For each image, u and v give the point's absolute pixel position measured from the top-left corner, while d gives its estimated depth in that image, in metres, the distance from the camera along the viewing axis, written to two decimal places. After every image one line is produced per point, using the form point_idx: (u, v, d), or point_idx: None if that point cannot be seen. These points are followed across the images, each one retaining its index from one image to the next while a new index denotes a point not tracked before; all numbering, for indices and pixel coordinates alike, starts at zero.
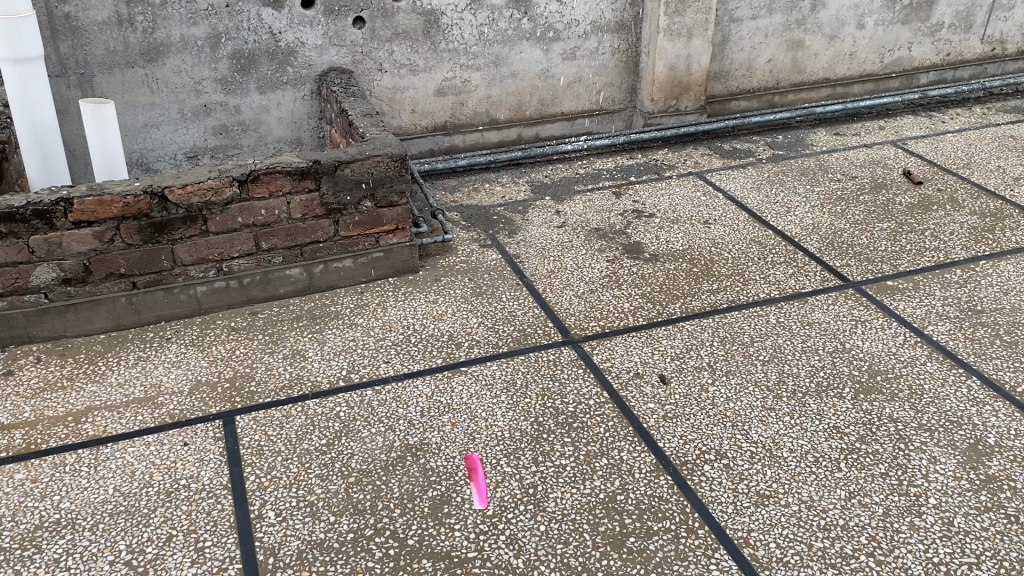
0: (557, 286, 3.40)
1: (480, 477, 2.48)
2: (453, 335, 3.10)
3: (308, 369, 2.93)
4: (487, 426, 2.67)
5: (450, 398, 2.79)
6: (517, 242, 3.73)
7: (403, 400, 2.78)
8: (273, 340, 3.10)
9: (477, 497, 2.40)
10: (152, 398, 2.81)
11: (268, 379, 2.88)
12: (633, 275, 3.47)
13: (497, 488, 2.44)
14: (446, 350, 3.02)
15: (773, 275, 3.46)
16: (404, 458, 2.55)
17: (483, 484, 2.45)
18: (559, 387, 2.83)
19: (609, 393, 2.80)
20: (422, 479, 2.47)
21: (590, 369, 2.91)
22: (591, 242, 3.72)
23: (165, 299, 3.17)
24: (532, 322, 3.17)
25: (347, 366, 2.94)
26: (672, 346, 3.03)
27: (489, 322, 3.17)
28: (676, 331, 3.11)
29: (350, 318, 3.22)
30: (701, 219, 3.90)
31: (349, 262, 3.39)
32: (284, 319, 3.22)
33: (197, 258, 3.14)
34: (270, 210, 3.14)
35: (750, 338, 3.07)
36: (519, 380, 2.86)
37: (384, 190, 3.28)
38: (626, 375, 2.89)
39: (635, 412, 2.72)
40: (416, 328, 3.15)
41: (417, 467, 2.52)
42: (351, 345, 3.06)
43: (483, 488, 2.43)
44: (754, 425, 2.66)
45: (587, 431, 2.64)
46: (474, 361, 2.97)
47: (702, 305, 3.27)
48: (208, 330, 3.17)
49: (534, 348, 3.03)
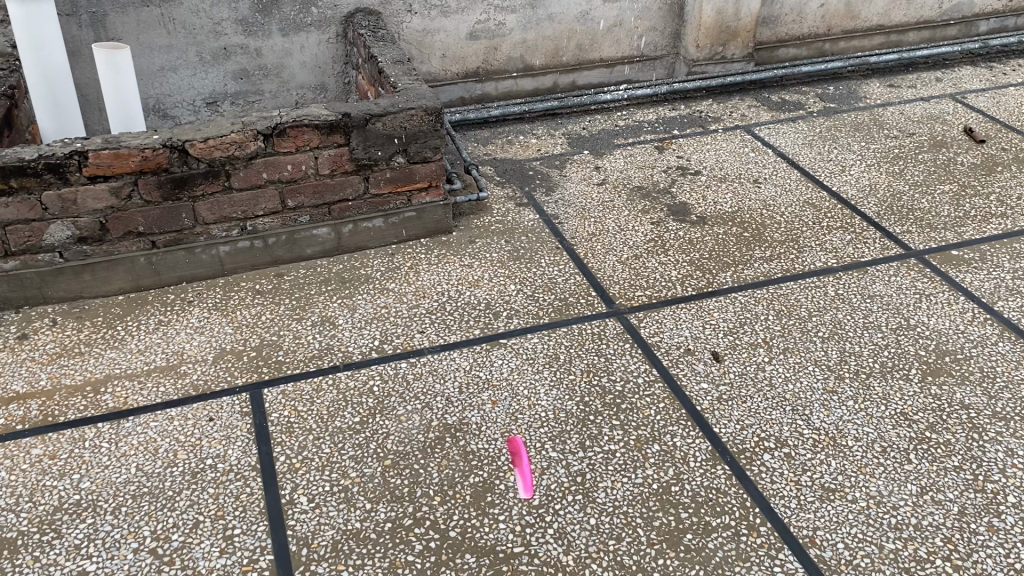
0: (599, 251, 3.19)
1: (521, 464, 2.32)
2: (491, 304, 2.92)
3: (338, 339, 2.76)
4: (530, 406, 2.50)
5: (491, 374, 2.62)
6: (555, 201, 3.51)
7: (439, 374, 2.62)
8: (301, 305, 2.91)
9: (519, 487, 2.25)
10: (175, 367, 2.66)
11: (297, 349, 2.72)
12: (680, 239, 3.26)
13: (544, 477, 2.28)
14: (484, 321, 2.84)
15: (829, 242, 3.25)
16: (443, 441, 2.39)
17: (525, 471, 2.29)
18: (605, 363, 2.66)
19: (660, 371, 2.63)
20: (464, 464, 2.32)
21: (638, 344, 2.73)
22: (633, 202, 3.50)
23: (186, 259, 3.00)
24: (574, 290, 2.98)
25: (379, 335, 2.77)
26: (725, 319, 2.84)
27: (528, 291, 2.98)
28: (727, 302, 2.92)
29: (381, 281, 3.03)
30: (750, 178, 3.67)
31: (379, 222, 3.18)
32: (312, 282, 3.03)
33: (219, 216, 2.95)
34: (296, 165, 2.94)
35: (808, 312, 2.88)
36: (562, 356, 2.69)
37: (417, 145, 3.06)
38: (676, 350, 2.71)
39: (687, 393, 2.55)
40: (450, 294, 2.96)
41: (458, 451, 2.36)
42: (383, 312, 2.88)
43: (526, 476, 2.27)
44: (816, 411, 2.49)
45: (636, 413, 2.48)
46: (513, 332, 2.79)
47: (756, 275, 3.06)
48: (231, 293, 2.99)
49: (578, 319, 2.85)
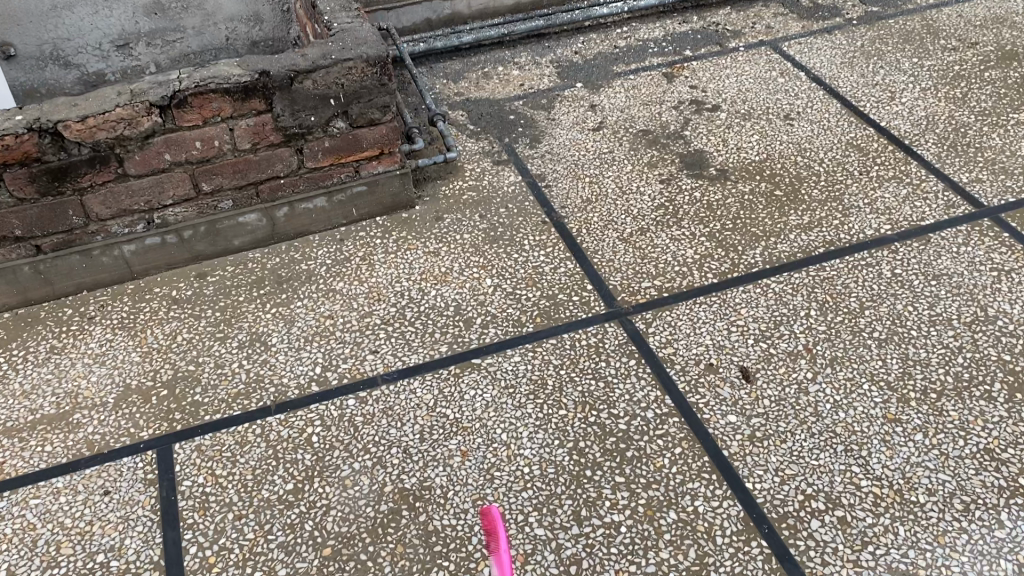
0: (597, 224, 2.58)
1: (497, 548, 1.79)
2: (462, 307, 2.34)
3: (269, 368, 2.21)
4: (510, 458, 1.98)
5: (461, 415, 2.08)
6: (542, 155, 2.88)
7: (396, 416, 2.08)
8: (226, 319, 2.34)
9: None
10: (66, 416, 2.12)
11: (219, 385, 2.17)
12: (696, 203, 2.64)
13: (529, 572, 1.76)
14: (452, 333, 2.27)
15: (879, 199, 2.62)
16: (399, 520, 1.87)
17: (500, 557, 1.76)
18: (605, 390, 2.11)
19: (674, 400, 2.08)
20: (425, 553, 1.81)
21: (646, 360, 2.17)
22: (637, 152, 2.86)
23: (83, 264, 2.41)
24: (564, 283, 2.39)
25: (322, 360, 2.22)
26: (755, 319, 2.27)
27: (508, 287, 2.39)
28: (756, 294, 2.34)
29: (326, 280, 2.44)
30: (780, 113, 3.01)
31: (321, 202, 2.57)
32: (241, 285, 2.45)
33: (117, 209, 2.34)
34: (207, 141, 2.31)
35: (859, 303, 2.30)
36: (550, 383, 2.14)
37: (360, 105, 2.40)
38: (695, 368, 2.15)
39: (710, 432, 2.01)
40: (412, 295, 2.39)
41: (417, 535, 1.85)
42: (327, 325, 2.31)
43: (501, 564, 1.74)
44: (875, 452, 1.95)
45: (645, 465, 1.95)
46: (490, 349, 2.23)
47: (792, 252, 2.46)
48: (142, 304, 2.42)
49: (570, 325, 2.28)
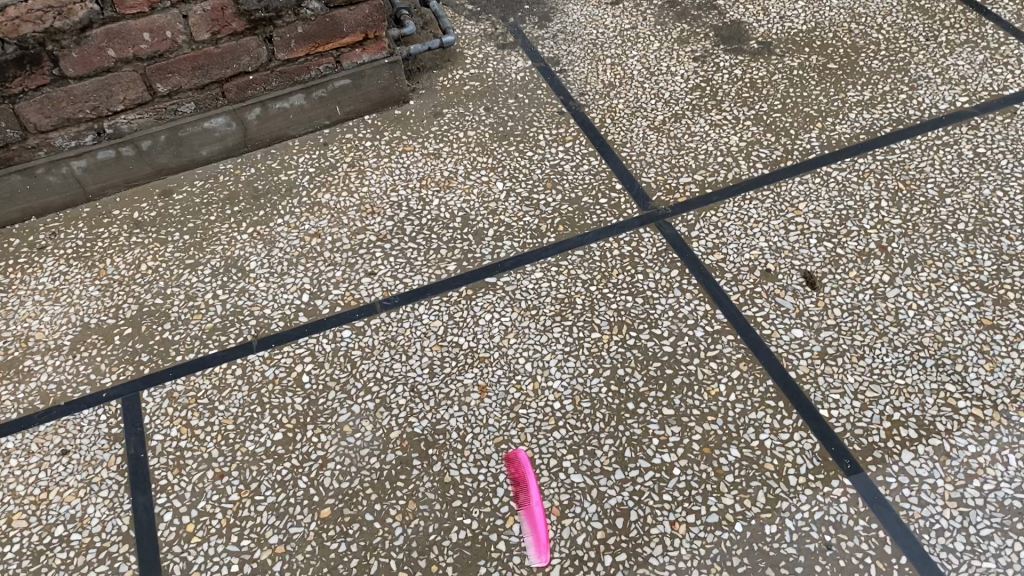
0: (622, 112, 2.21)
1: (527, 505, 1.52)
2: (471, 216, 2.00)
3: (249, 298, 1.88)
4: (537, 393, 1.68)
5: (475, 344, 1.76)
6: (553, 35, 2.48)
7: (400, 349, 1.77)
8: (197, 243, 2.01)
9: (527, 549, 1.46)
10: (14, 363, 1.81)
11: (191, 321, 1.86)
12: (737, 81, 2.27)
13: (566, 530, 1.48)
14: (461, 247, 1.94)
15: (952, 67, 2.24)
16: (409, 472, 1.58)
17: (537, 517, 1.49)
18: (644, 307, 1.79)
19: (727, 315, 1.76)
20: (442, 511, 1.52)
21: (691, 269, 1.85)
22: (664, 26, 2.46)
23: (25, 185, 2.03)
24: (588, 182, 2.04)
25: (311, 285, 1.90)
26: (816, 215, 1.92)
27: (522, 190, 2.04)
28: (815, 184, 1.99)
29: (310, 192, 2.09)
30: None
31: (299, 100, 2.18)
32: (212, 202, 2.10)
33: (58, 118, 1.97)
34: (156, 32, 1.90)
35: (938, 191, 1.95)
36: (579, 301, 1.82)
37: None
38: (749, 276, 1.82)
39: (773, 351, 1.69)
40: (411, 204, 2.04)
41: (432, 489, 1.56)
42: (315, 244, 1.98)
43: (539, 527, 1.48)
44: (972, 367, 1.64)
45: (698, 394, 1.64)
46: (507, 264, 1.90)
47: (853, 133, 2.10)
48: (99, 230, 2.07)
49: (599, 231, 1.94)
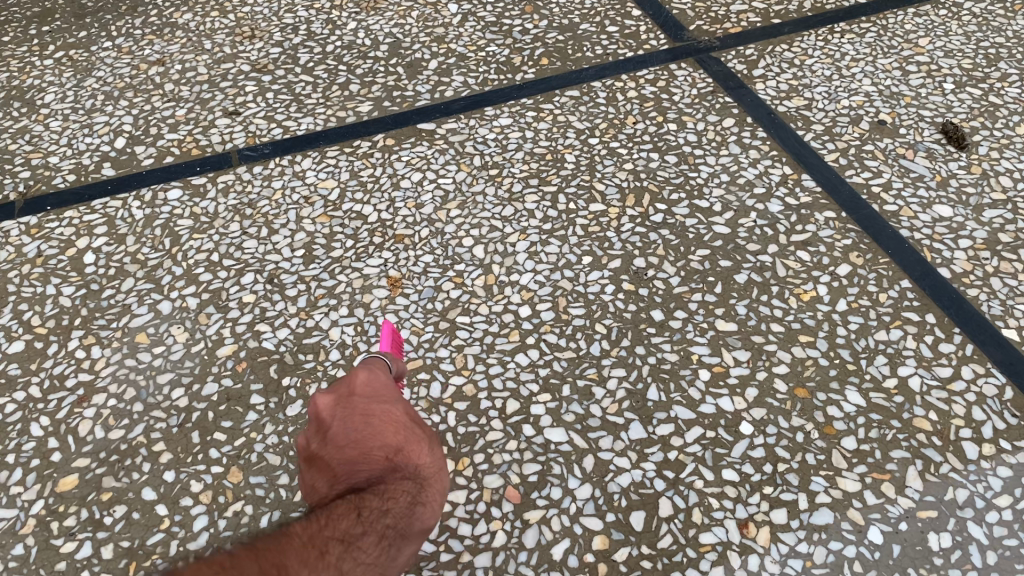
0: None
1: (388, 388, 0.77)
2: (403, 45, 1.28)
3: (30, 142, 1.15)
4: (491, 291, 0.94)
5: (390, 215, 1.04)
6: None
7: (260, 219, 1.03)
8: None
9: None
10: None
11: None
12: None
13: (531, 533, 0.75)
14: (383, 83, 1.22)
15: None
16: (241, 416, 0.84)
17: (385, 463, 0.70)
18: (680, 170, 1.07)
19: (822, 183, 1.04)
20: (292, 491, 0.79)
21: (756, 120, 1.13)
22: None
23: None
24: (589, 7, 1.33)
25: (134, 126, 1.16)
26: (951, 54, 1.22)
27: (486, 14, 1.33)
28: (942, 17, 1.28)
29: (163, 11, 1.37)
30: None
31: None
32: (11, 21, 1.36)
33: None
34: None
35: None
36: (571, 159, 1.09)
37: None
38: (851, 130, 1.11)
39: (906, 237, 0.97)
40: (314, 27, 1.32)
41: (278, 448, 0.82)
42: (153, 73, 1.25)
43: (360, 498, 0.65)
44: None
45: (779, 300, 0.92)
46: (454, 106, 1.18)
47: None
48: None
49: (604, 67, 1.22)
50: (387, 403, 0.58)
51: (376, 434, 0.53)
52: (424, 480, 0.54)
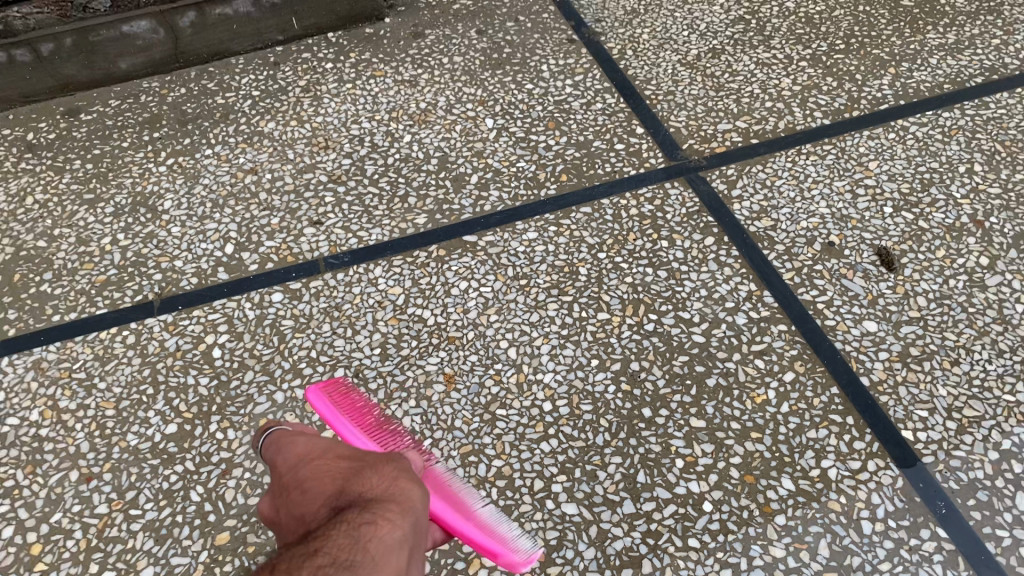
0: (646, 43, 1.79)
1: (376, 422, 1.01)
2: (450, 159, 1.58)
3: (158, 245, 1.46)
4: (521, 387, 1.26)
5: (444, 319, 1.35)
6: None
7: (345, 320, 1.35)
8: (100, 174, 1.58)
9: (481, 527, 0.87)
10: None
11: (80, 271, 1.43)
12: (790, 14, 1.84)
13: None
14: (435, 196, 1.52)
15: None
16: None
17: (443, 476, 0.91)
18: (669, 284, 1.37)
19: (779, 299, 1.34)
20: None
21: (731, 239, 1.43)
22: None
23: None
24: (601, 125, 1.62)
25: (238, 232, 1.47)
26: (893, 178, 1.51)
27: (517, 130, 1.62)
28: (890, 141, 1.57)
29: (251, 119, 1.67)
30: None
31: (244, 5, 1.73)
32: (127, 127, 1.67)
33: None
34: None
35: None
36: (584, 272, 1.40)
37: None
38: (806, 250, 1.40)
39: (838, 349, 1.27)
40: (376, 140, 1.62)
41: None
42: (248, 182, 1.55)
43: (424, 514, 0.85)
44: None
45: (738, 402, 1.22)
46: (491, 220, 1.48)
47: (936, 81, 1.67)
48: None
49: (612, 185, 1.52)
50: (321, 465, 0.67)
51: (321, 487, 0.63)
52: (388, 486, 0.64)
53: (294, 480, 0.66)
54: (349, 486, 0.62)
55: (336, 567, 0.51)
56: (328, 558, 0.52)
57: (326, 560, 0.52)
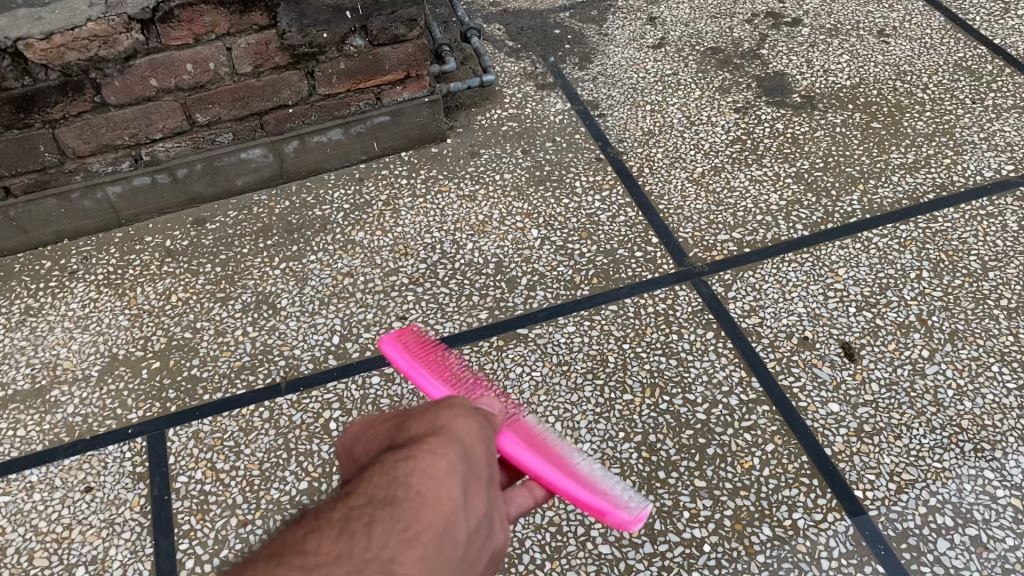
0: (660, 162, 2.21)
1: (448, 370, 1.17)
2: (504, 264, 1.99)
3: (279, 336, 1.87)
4: None
5: None
6: (593, 77, 2.47)
7: None
8: (228, 276, 2.01)
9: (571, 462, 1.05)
10: (42, 391, 1.81)
11: (220, 357, 1.84)
12: (779, 136, 2.25)
13: None
14: (493, 294, 1.93)
15: (998, 133, 2.22)
16: None
17: (534, 437, 1.01)
18: (679, 371, 1.77)
19: (764, 385, 1.73)
20: None
21: (728, 334, 1.82)
22: (708, 74, 2.45)
23: (61, 209, 2.05)
24: (624, 234, 2.03)
25: (341, 326, 1.88)
26: (858, 282, 1.90)
27: (557, 238, 2.03)
28: (857, 250, 1.96)
29: (344, 229, 2.09)
30: (874, 27, 2.58)
31: (337, 134, 2.17)
32: (245, 234, 2.09)
33: (97, 146, 1.99)
34: (200, 64, 1.91)
35: (980, 263, 1.92)
36: (612, 359, 1.79)
37: (382, 19, 1.97)
38: (786, 343, 1.80)
39: (808, 425, 1.67)
40: (445, 248, 2.03)
41: None
42: (346, 283, 1.96)
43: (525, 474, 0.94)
44: (1012, 454, 1.60)
45: (731, 467, 1.61)
46: (539, 316, 1.88)
47: (896, 198, 2.07)
48: (131, 255, 2.07)
49: (634, 287, 1.92)
50: (388, 415, 0.70)
51: (379, 439, 0.66)
52: (449, 426, 0.65)
53: (360, 436, 0.69)
54: (405, 466, 0.60)
55: (376, 506, 0.55)
56: (360, 519, 0.54)
57: (357, 528, 0.53)
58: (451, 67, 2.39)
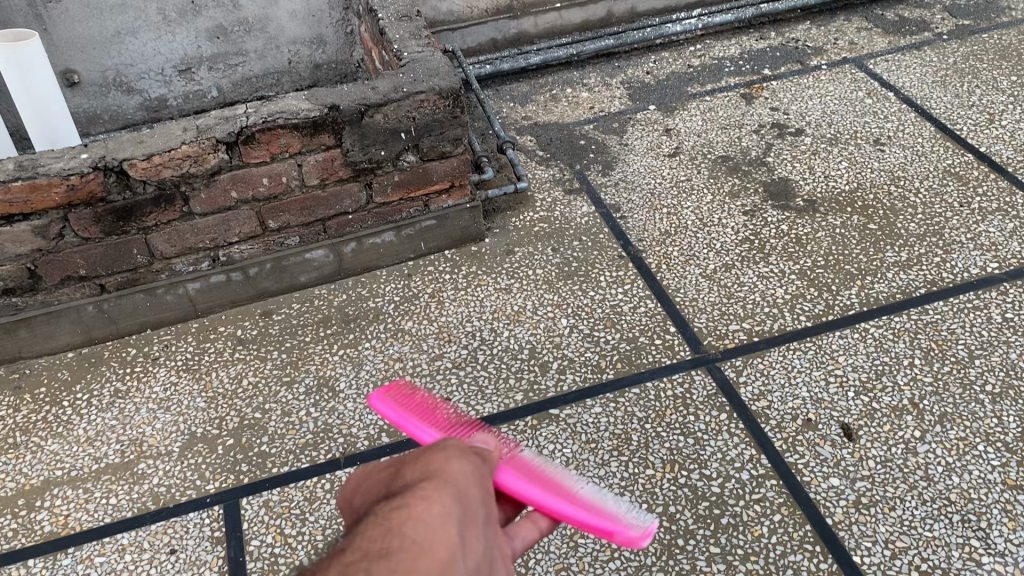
0: (676, 260, 2.46)
1: (442, 418, 1.25)
2: (537, 351, 2.23)
3: (338, 416, 2.11)
4: None
5: None
6: (615, 183, 2.76)
7: None
8: (292, 361, 2.26)
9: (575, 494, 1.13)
10: (129, 465, 2.05)
11: (286, 435, 2.08)
12: (785, 236, 2.50)
13: None
14: (528, 377, 2.16)
15: (984, 233, 2.45)
16: None
17: (534, 473, 1.12)
18: (695, 448, 1.97)
19: (772, 461, 1.93)
20: None
21: (739, 415, 2.03)
22: (719, 180, 2.73)
23: (146, 302, 2.33)
24: (644, 324, 2.27)
25: None
26: (856, 369, 2.11)
27: (584, 328, 2.27)
28: (855, 339, 2.18)
29: (395, 320, 2.35)
30: (870, 137, 2.86)
31: (389, 236, 2.47)
32: (307, 324, 2.37)
33: (182, 248, 2.27)
34: (274, 177, 2.21)
35: (967, 352, 2.13)
36: (635, 438, 2.00)
37: (432, 138, 2.29)
38: (791, 423, 2.01)
39: (812, 497, 1.86)
40: (485, 337, 2.27)
41: None
42: (397, 368, 2.21)
43: (530, 506, 1.04)
44: (996, 524, 1.77)
45: (742, 534, 1.79)
46: (569, 398, 2.10)
47: (890, 293, 2.30)
48: (206, 343, 2.34)
49: (654, 372, 2.15)
50: (390, 463, 0.82)
51: (383, 482, 0.78)
52: (442, 476, 0.78)
53: (361, 488, 0.80)
54: (406, 507, 0.71)
55: (374, 552, 0.65)
56: (370, 550, 0.65)
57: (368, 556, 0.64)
58: (489, 174, 2.69)
